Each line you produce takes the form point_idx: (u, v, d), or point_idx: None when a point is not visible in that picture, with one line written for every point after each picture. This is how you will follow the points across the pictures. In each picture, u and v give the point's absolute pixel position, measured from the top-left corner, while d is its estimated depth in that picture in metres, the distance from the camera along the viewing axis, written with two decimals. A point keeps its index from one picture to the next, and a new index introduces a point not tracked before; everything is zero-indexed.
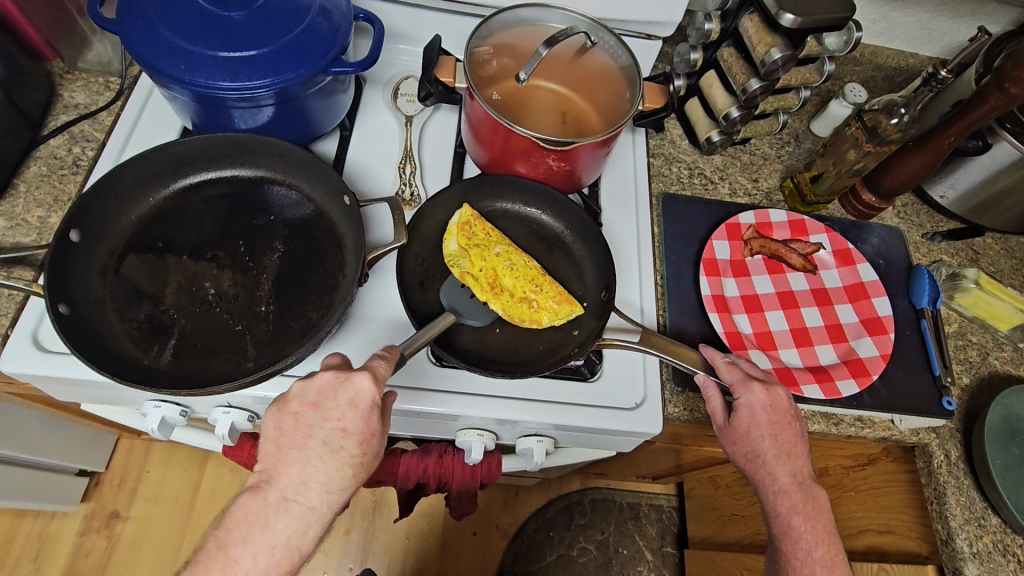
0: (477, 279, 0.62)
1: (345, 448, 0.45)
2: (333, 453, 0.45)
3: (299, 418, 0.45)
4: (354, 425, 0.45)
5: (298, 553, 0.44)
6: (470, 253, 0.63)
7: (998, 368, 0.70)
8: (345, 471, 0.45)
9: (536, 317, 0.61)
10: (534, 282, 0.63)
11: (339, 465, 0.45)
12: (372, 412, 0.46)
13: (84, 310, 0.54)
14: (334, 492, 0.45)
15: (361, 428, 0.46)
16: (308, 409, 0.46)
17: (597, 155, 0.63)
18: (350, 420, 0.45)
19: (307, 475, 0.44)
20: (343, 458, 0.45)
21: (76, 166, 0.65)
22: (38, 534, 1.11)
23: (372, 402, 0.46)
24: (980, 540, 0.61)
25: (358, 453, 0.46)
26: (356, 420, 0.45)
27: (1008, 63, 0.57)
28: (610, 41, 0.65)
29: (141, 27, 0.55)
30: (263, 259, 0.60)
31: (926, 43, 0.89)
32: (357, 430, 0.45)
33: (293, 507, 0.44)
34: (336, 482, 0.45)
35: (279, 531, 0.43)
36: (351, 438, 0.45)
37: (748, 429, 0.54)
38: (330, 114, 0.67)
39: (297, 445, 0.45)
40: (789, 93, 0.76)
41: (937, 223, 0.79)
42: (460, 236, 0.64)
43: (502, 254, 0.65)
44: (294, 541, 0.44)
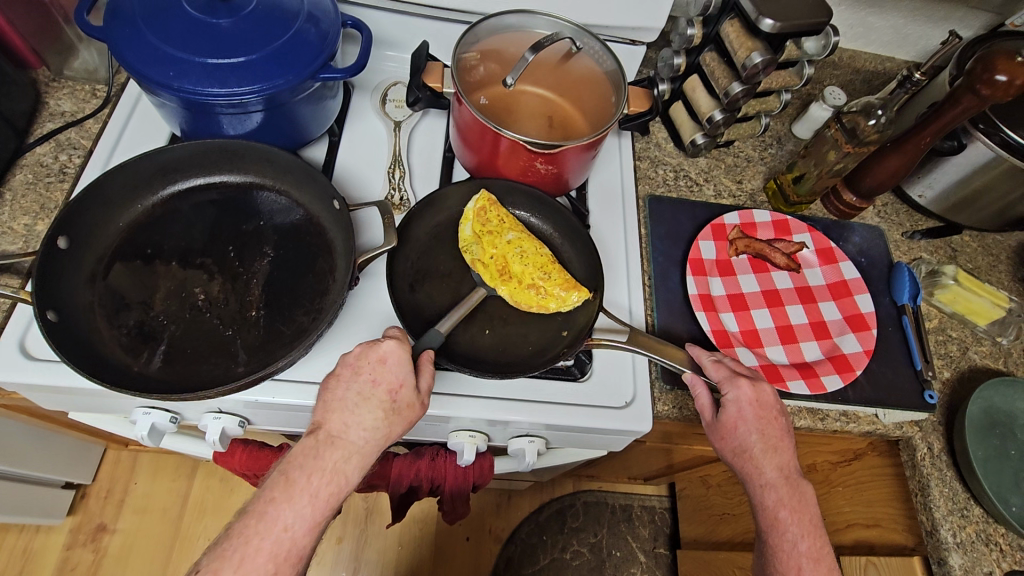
0: (489, 266, 0.64)
1: (376, 397, 0.49)
2: (367, 402, 0.48)
3: (338, 376, 0.50)
4: (383, 377, 0.49)
5: (344, 479, 0.47)
6: (482, 239, 0.65)
7: (978, 362, 0.71)
8: (378, 414, 0.48)
9: (543, 304, 0.63)
10: (542, 270, 0.65)
11: (373, 410, 0.48)
12: (402, 367, 0.50)
13: (72, 316, 0.54)
14: (371, 431, 0.48)
15: (390, 379, 0.49)
16: (346, 371, 0.50)
17: (584, 158, 0.63)
18: (380, 372, 0.49)
19: (347, 418, 0.48)
20: (375, 405, 0.48)
21: (62, 173, 0.65)
22: (22, 550, 1.09)
23: (401, 358, 0.50)
24: (964, 530, 0.62)
25: (392, 404, 0.49)
26: (385, 372, 0.49)
27: (978, 65, 0.58)
28: (595, 47, 0.67)
29: (129, 34, 0.55)
30: (252, 264, 0.60)
31: (902, 47, 0.91)
32: (387, 380, 0.49)
33: (338, 441, 0.47)
34: (371, 421, 0.48)
35: (329, 460, 0.46)
36: (381, 387, 0.49)
37: (736, 425, 0.55)
38: (319, 120, 0.67)
39: (338, 398, 0.49)
40: (771, 96, 0.78)
41: (916, 222, 0.81)
42: (475, 222, 0.66)
43: (514, 241, 0.67)
44: (341, 467, 0.47)
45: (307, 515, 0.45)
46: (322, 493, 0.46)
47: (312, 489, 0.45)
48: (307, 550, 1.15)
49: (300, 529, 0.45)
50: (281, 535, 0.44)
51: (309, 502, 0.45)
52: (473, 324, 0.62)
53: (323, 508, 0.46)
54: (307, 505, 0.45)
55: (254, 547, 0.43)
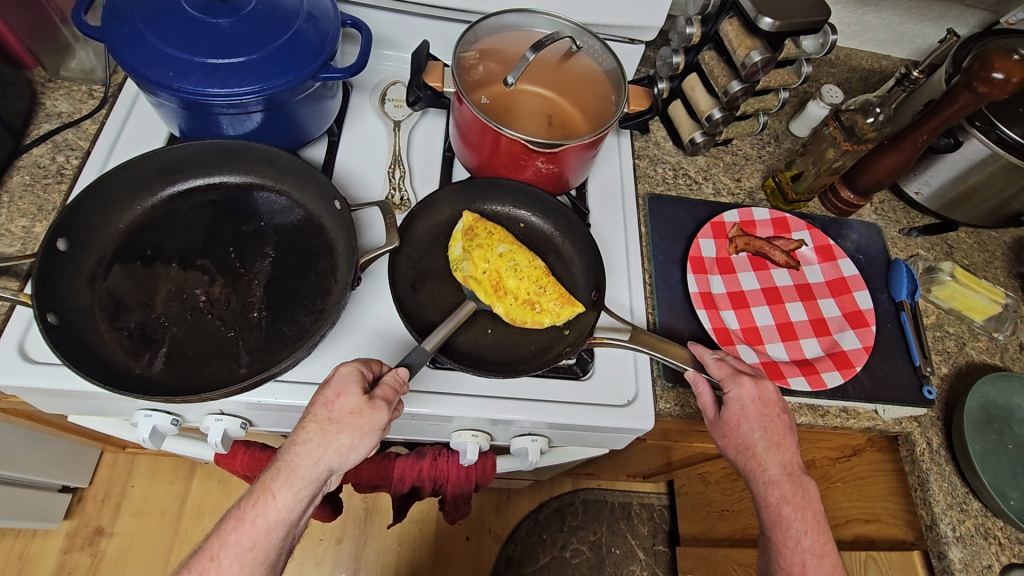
0: (481, 281, 0.63)
1: (313, 413, 0.46)
2: (304, 421, 0.46)
3: None
4: (321, 392, 0.47)
5: (269, 500, 0.43)
6: (473, 255, 0.64)
7: (975, 357, 0.72)
8: (311, 428, 0.45)
9: (539, 318, 0.62)
10: (537, 283, 0.64)
11: (309, 427, 0.45)
12: (343, 380, 0.47)
13: (73, 319, 0.54)
14: (301, 446, 0.44)
15: (327, 391, 0.47)
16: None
17: (585, 157, 0.64)
18: (321, 389, 0.47)
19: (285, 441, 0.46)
20: (309, 420, 0.46)
21: (60, 175, 0.64)
22: (18, 554, 1.08)
23: (343, 372, 0.48)
24: (963, 524, 0.62)
25: (328, 418, 0.45)
26: (324, 387, 0.47)
27: (975, 63, 0.59)
28: (594, 44, 0.68)
29: (128, 34, 0.55)
30: (254, 265, 0.59)
31: (898, 46, 0.92)
32: (325, 395, 0.47)
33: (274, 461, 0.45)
34: (303, 436, 0.45)
35: (261, 482, 0.44)
36: (319, 402, 0.46)
37: (738, 422, 0.55)
38: (319, 120, 0.67)
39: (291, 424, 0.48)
40: (768, 95, 0.78)
41: (912, 219, 0.82)
42: (464, 239, 0.65)
43: (506, 253, 0.66)
44: (266, 486, 0.44)
45: (237, 542, 0.43)
46: (249, 516, 0.43)
47: (239, 513, 0.44)
48: (306, 552, 1.14)
49: (229, 558, 0.43)
50: (207, 564, 0.43)
51: (235, 527, 0.43)
52: (475, 323, 0.62)
53: (254, 534, 0.43)
54: (233, 529, 0.43)
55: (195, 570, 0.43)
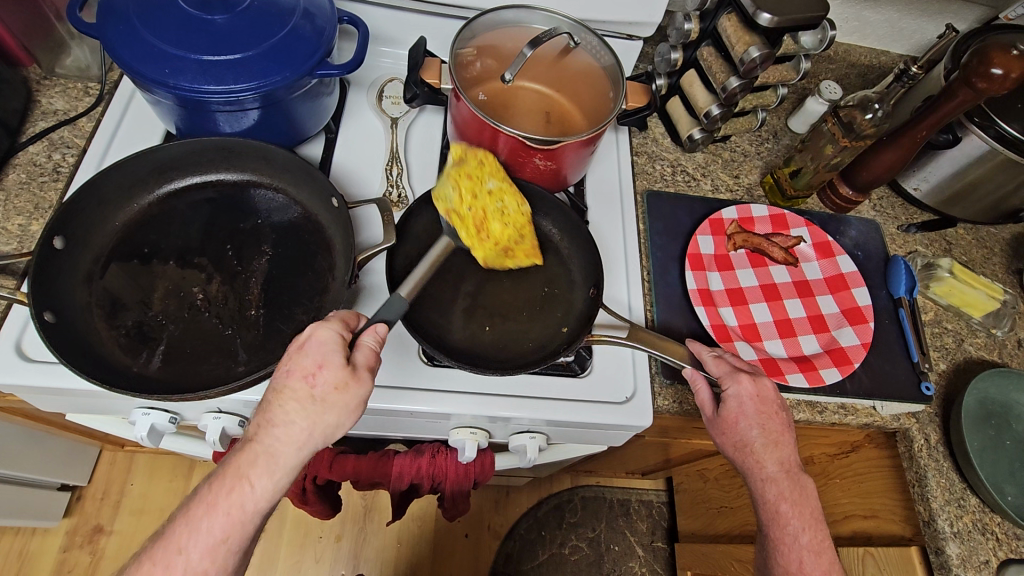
0: (463, 218, 0.61)
1: (294, 388, 0.45)
2: (284, 396, 0.45)
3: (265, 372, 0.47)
4: (299, 364, 0.46)
5: (247, 488, 0.43)
6: (460, 186, 0.61)
7: (973, 354, 0.72)
8: (292, 406, 0.44)
9: (505, 263, 0.63)
10: (519, 231, 0.63)
11: (290, 406, 0.44)
12: (324, 349, 0.46)
13: (70, 317, 0.53)
14: (282, 426, 0.44)
15: (307, 363, 0.46)
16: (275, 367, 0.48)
17: (582, 154, 0.63)
18: (298, 361, 0.46)
19: (261, 417, 0.45)
20: (289, 398, 0.45)
21: (56, 173, 0.64)
22: (17, 552, 1.08)
23: (321, 338, 0.47)
24: (961, 520, 0.62)
25: (312, 394, 0.45)
26: (303, 359, 0.46)
27: (974, 58, 0.59)
28: (592, 42, 0.67)
29: (123, 31, 0.55)
30: (251, 263, 0.59)
31: (897, 42, 0.91)
32: (304, 367, 0.46)
33: (250, 442, 0.44)
34: (284, 417, 0.44)
35: (243, 468, 0.43)
36: (298, 377, 0.45)
37: (736, 420, 0.55)
38: (316, 117, 0.67)
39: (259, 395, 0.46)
40: (767, 91, 0.79)
41: (911, 215, 0.82)
42: (453, 167, 0.62)
43: (496, 190, 0.62)
44: (243, 471, 0.43)
45: (207, 528, 0.42)
46: (221, 504, 0.43)
47: (210, 497, 0.43)
48: (305, 549, 1.15)
49: (197, 552, 0.42)
50: (174, 558, 0.41)
51: (206, 513, 0.42)
52: (473, 320, 0.62)
53: (226, 526, 0.43)
54: (203, 515, 0.42)
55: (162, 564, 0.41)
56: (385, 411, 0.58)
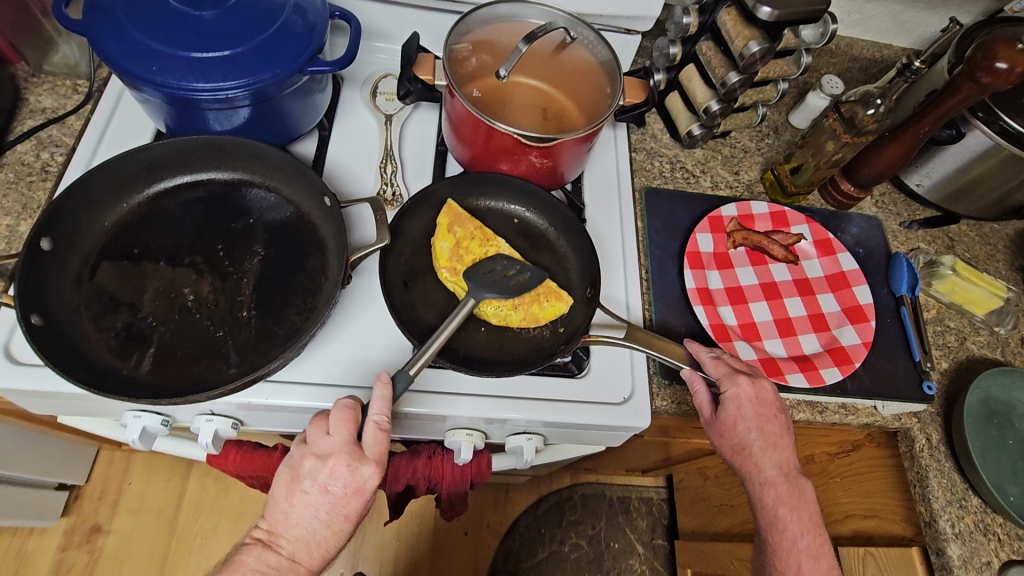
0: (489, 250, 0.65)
1: (345, 527, 0.51)
2: (335, 531, 0.51)
3: (307, 498, 0.49)
4: (354, 509, 0.50)
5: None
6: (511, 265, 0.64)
7: (975, 352, 0.71)
8: (339, 538, 0.51)
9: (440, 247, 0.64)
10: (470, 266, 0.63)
11: (337, 537, 0.51)
12: (372, 492, 0.51)
13: (58, 320, 0.53)
14: (327, 551, 0.51)
15: (360, 508, 0.50)
16: (316, 490, 0.49)
17: (580, 151, 0.62)
18: (354, 506, 0.50)
19: (308, 544, 0.50)
20: (338, 532, 0.51)
21: (45, 172, 0.63)
22: (16, 552, 1.07)
23: (375, 481, 0.50)
24: (962, 520, 0.62)
25: (353, 524, 0.52)
26: (358, 505, 0.50)
27: (979, 52, 0.57)
28: (590, 37, 0.66)
29: (109, 28, 0.54)
30: (243, 263, 0.58)
31: (900, 35, 0.90)
32: (356, 511, 0.50)
33: (299, 566, 0.50)
34: (331, 545, 0.51)
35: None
36: (349, 518, 0.51)
37: (734, 422, 0.54)
38: (309, 114, 0.66)
39: (303, 520, 0.49)
40: (767, 86, 0.76)
41: (913, 211, 0.81)
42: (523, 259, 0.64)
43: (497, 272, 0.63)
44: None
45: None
46: None
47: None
48: None
49: None
50: None
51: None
52: (468, 321, 0.61)
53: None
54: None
55: None
56: None
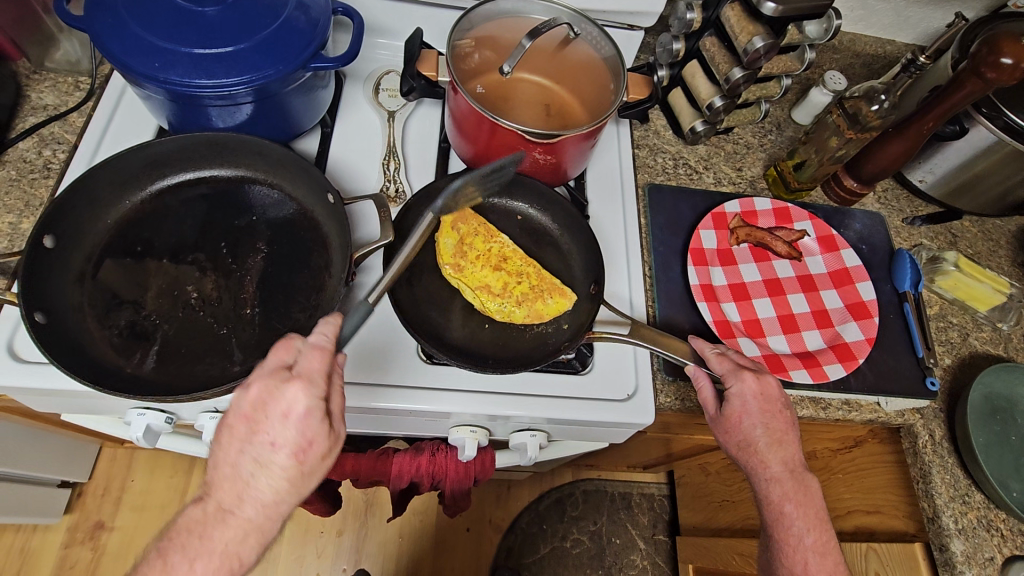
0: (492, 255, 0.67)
1: (275, 462, 0.42)
2: (263, 467, 0.42)
3: (233, 431, 0.43)
4: (285, 438, 0.42)
5: (236, 563, 0.42)
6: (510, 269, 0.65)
7: (978, 348, 0.71)
8: (279, 484, 0.42)
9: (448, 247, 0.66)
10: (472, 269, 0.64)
11: (273, 480, 0.42)
12: (310, 421, 0.42)
13: (62, 318, 0.53)
14: (271, 503, 0.42)
15: (294, 438, 0.42)
16: (238, 422, 0.43)
17: (583, 147, 0.62)
18: (280, 432, 0.42)
19: (242, 489, 0.42)
20: (275, 472, 0.42)
21: (47, 170, 0.63)
22: (19, 549, 1.08)
23: (310, 406, 0.43)
24: (965, 516, 0.62)
25: (296, 467, 0.43)
26: (289, 432, 0.42)
27: (984, 47, 0.57)
28: (593, 32, 0.65)
29: (111, 24, 0.53)
30: (246, 261, 0.58)
31: (903, 30, 0.90)
32: (290, 442, 0.42)
33: (231, 517, 0.42)
34: (271, 494, 0.42)
35: (213, 538, 0.41)
36: (282, 452, 0.42)
37: (739, 419, 0.54)
38: (311, 111, 0.66)
39: (229, 461, 0.42)
40: (771, 82, 0.76)
41: (916, 208, 0.81)
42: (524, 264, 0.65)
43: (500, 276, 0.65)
44: (233, 550, 0.41)
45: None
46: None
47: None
48: (307, 544, 1.15)
49: None
50: None
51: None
52: (473, 317, 0.62)
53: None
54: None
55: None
56: (383, 410, 0.58)
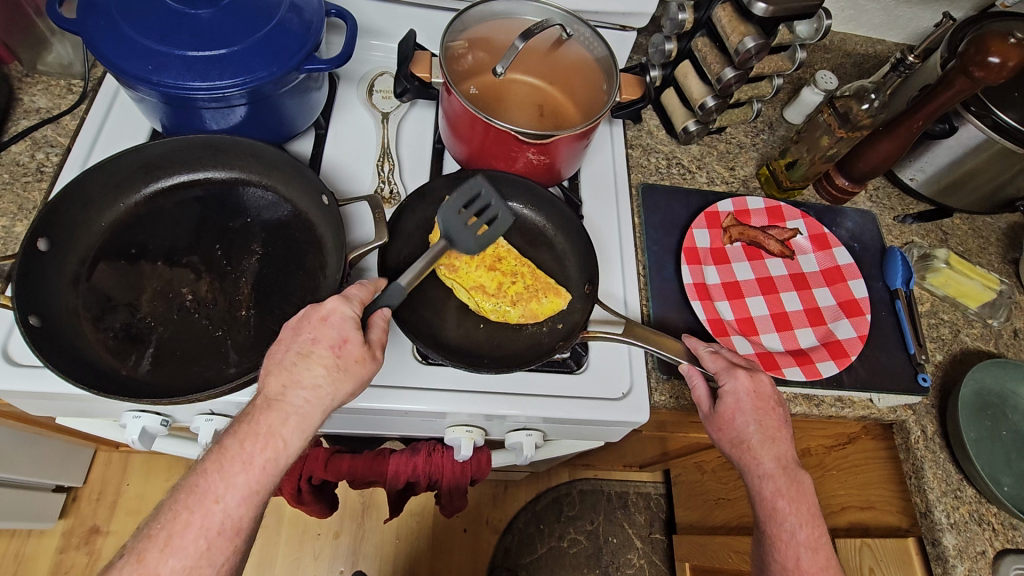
0: (487, 255, 0.67)
1: (315, 351, 0.46)
2: (303, 356, 0.45)
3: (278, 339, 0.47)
4: (324, 334, 0.46)
5: (280, 443, 0.43)
6: (505, 269, 0.66)
7: (969, 344, 0.72)
8: (319, 370, 0.45)
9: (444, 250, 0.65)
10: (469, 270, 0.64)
11: (312, 367, 0.45)
12: (346, 324, 0.47)
13: (56, 320, 0.53)
14: (313, 389, 0.45)
15: (332, 335, 0.46)
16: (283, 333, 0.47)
17: (577, 147, 0.62)
18: (320, 330, 0.46)
19: (287, 377, 0.45)
20: (314, 361, 0.45)
21: (40, 173, 0.63)
22: (14, 554, 1.07)
23: (347, 314, 0.48)
24: (957, 511, 0.62)
25: (332, 361, 0.46)
26: (327, 329, 0.47)
27: (972, 46, 0.58)
28: (586, 33, 0.66)
29: (104, 26, 0.53)
30: (241, 262, 0.58)
31: (893, 30, 0.90)
32: (328, 337, 0.46)
33: (276, 403, 0.44)
34: (311, 379, 0.45)
35: (260, 422, 0.43)
36: (321, 344, 0.46)
37: (733, 416, 0.54)
38: (306, 112, 0.66)
39: (275, 359, 0.46)
40: (762, 82, 0.77)
41: (906, 206, 0.82)
42: (519, 265, 0.66)
43: (496, 275, 0.65)
44: (276, 431, 0.43)
45: (241, 485, 0.42)
46: (257, 459, 0.42)
47: (245, 455, 0.42)
48: (303, 546, 1.14)
49: (234, 500, 0.42)
50: (212, 507, 0.41)
51: (243, 470, 0.42)
52: (468, 318, 0.62)
53: (262, 477, 0.43)
54: (240, 472, 0.42)
55: (183, 521, 0.40)
56: (378, 411, 0.58)
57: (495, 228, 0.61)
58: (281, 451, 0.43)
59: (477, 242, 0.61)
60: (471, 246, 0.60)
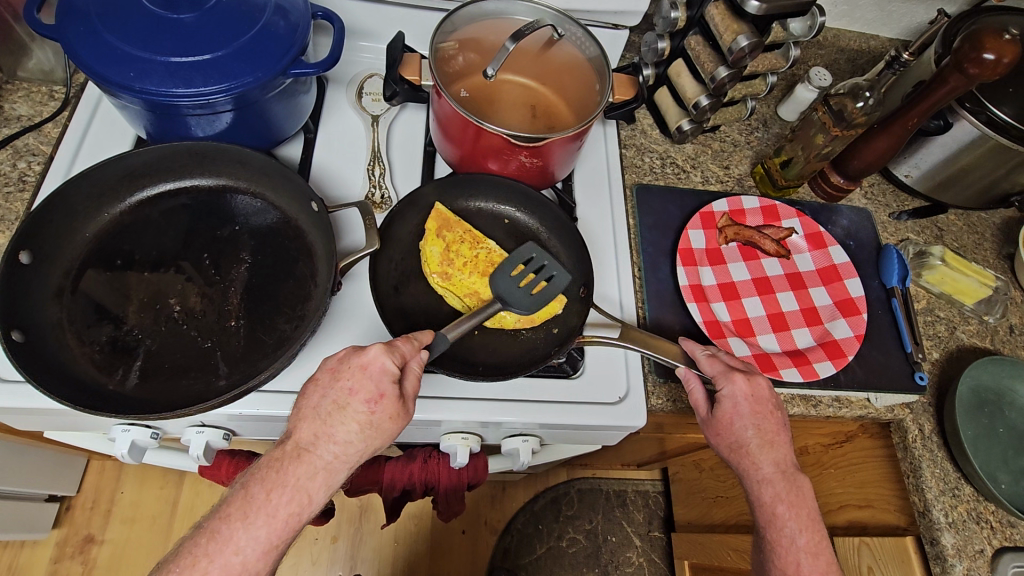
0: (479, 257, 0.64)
1: (350, 405, 0.44)
2: (339, 409, 0.44)
3: (317, 380, 0.46)
4: (362, 386, 0.45)
5: (306, 498, 0.42)
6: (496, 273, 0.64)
7: (965, 341, 0.72)
8: (351, 426, 0.44)
9: (433, 261, 0.62)
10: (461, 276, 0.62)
11: (347, 423, 0.44)
12: (383, 379, 0.46)
13: (41, 336, 0.51)
14: (343, 447, 0.44)
15: (369, 387, 0.45)
16: (327, 378, 0.46)
17: (570, 149, 0.61)
18: (359, 382, 0.45)
19: (319, 429, 0.44)
20: (348, 416, 0.44)
21: (22, 182, 0.61)
22: (8, 565, 1.06)
23: (384, 367, 0.46)
24: (956, 509, 0.62)
25: (370, 418, 0.45)
26: (365, 381, 0.45)
27: (965, 43, 0.57)
28: (576, 33, 0.65)
29: (84, 32, 0.52)
30: (229, 271, 0.57)
31: (886, 25, 0.90)
32: (365, 390, 0.45)
33: (306, 455, 0.43)
34: (342, 435, 0.44)
35: (289, 475, 0.42)
36: (357, 398, 0.45)
37: (731, 420, 0.54)
38: (295, 116, 0.65)
39: (312, 404, 0.45)
40: (756, 79, 0.76)
41: (902, 202, 0.81)
42: None
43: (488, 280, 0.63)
44: (303, 485, 0.42)
45: (258, 537, 0.41)
46: (281, 513, 0.42)
47: (269, 508, 0.41)
48: (303, 551, 1.14)
49: (252, 554, 0.41)
50: (230, 558, 0.40)
51: (265, 522, 0.41)
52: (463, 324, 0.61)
53: (283, 532, 0.42)
54: (262, 525, 0.41)
55: (201, 570, 0.40)
56: None
57: (552, 284, 0.60)
58: (305, 506, 0.42)
59: (532, 302, 0.59)
60: (526, 307, 0.59)
